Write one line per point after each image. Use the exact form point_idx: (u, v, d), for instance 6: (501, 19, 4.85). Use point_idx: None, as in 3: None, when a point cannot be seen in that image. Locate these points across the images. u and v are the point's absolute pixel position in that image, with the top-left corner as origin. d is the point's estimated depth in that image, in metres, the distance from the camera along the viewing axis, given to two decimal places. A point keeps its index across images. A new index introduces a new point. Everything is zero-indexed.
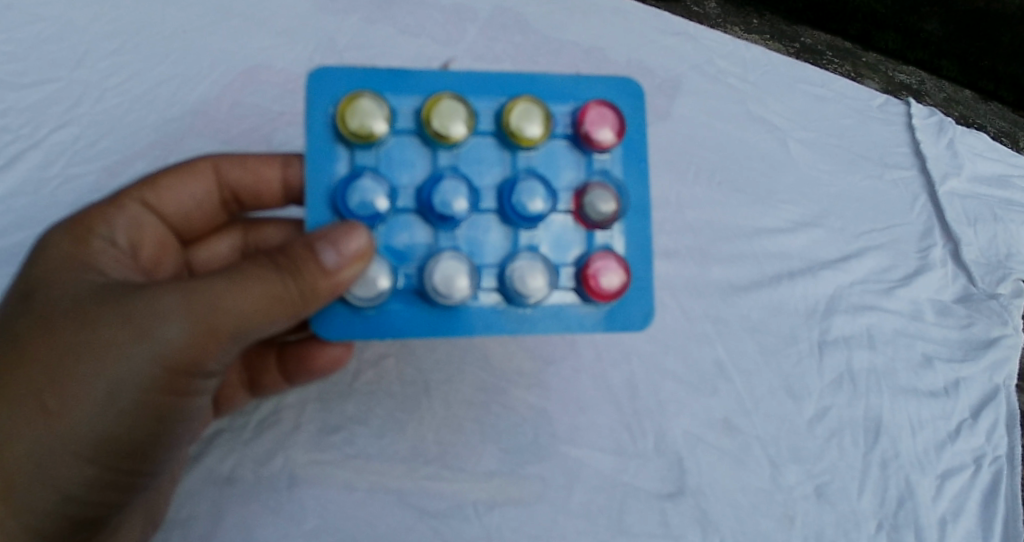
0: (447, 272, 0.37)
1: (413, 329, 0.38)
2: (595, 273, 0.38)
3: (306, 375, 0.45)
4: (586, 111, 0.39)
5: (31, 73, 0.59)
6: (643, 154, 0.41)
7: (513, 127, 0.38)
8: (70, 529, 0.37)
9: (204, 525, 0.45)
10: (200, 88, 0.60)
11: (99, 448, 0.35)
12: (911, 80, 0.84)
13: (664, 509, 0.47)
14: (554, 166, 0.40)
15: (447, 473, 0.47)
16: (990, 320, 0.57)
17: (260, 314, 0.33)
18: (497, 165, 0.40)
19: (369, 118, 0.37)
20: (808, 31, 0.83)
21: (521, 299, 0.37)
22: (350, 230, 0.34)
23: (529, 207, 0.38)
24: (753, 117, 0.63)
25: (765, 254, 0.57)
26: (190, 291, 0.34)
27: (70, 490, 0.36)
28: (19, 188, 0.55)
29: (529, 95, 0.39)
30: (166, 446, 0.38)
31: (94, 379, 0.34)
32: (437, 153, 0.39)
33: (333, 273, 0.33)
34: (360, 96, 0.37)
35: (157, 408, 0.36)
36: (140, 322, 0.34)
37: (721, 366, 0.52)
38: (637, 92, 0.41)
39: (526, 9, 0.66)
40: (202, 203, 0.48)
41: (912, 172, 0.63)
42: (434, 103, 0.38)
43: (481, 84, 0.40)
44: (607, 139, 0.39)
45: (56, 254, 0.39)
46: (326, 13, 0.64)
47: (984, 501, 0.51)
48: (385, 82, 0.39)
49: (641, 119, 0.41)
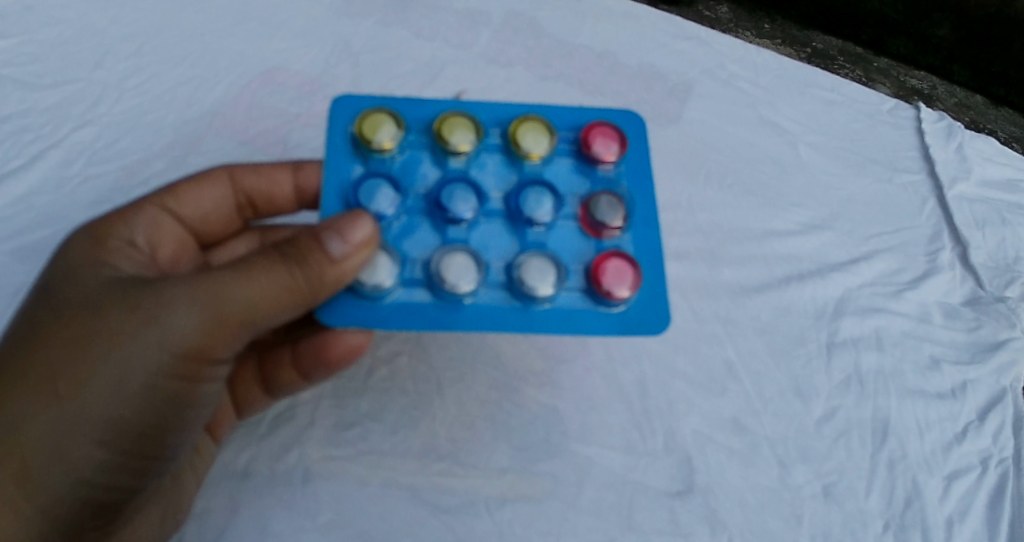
0: (455, 264, 0.38)
1: (419, 320, 0.39)
2: (603, 270, 0.39)
3: (320, 372, 0.46)
4: (588, 129, 0.43)
5: (52, 75, 0.60)
6: (647, 169, 0.44)
7: (520, 140, 0.42)
8: (84, 513, 0.38)
9: (220, 518, 0.45)
10: (218, 90, 0.61)
11: (110, 430, 0.36)
12: (923, 84, 0.85)
13: (673, 507, 0.47)
14: (557, 179, 0.44)
15: (459, 470, 0.47)
16: (998, 323, 0.57)
17: (271, 302, 0.35)
18: (503, 177, 0.44)
19: (384, 130, 0.41)
20: (820, 36, 0.86)
21: (530, 293, 0.39)
22: (355, 218, 0.36)
23: (532, 209, 0.41)
24: (764, 120, 0.65)
25: (775, 256, 0.58)
26: (204, 282, 0.35)
27: (84, 473, 0.37)
28: (39, 187, 0.55)
29: (533, 114, 0.43)
30: (177, 430, 0.39)
31: (106, 364, 0.35)
32: (446, 167, 0.43)
33: (340, 262, 0.35)
34: (379, 113, 0.42)
35: (166, 393, 0.37)
36: (154, 311, 0.35)
37: (730, 367, 0.53)
38: (638, 114, 0.45)
39: (539, 13, 0.68)
40: (220, 206, 0.49)
41: (921, 176, 0.64)
42: (445, 120, 0.42)
43: (490, 109, 0.44)
44: (609, 152, 0.43)
45: (74, 250, 0.41)
46: (345, 17, 0.66)
47: (990, 501, 0.50)
48: (400, 102, 0.44)
49: (644, 140, 0.45)
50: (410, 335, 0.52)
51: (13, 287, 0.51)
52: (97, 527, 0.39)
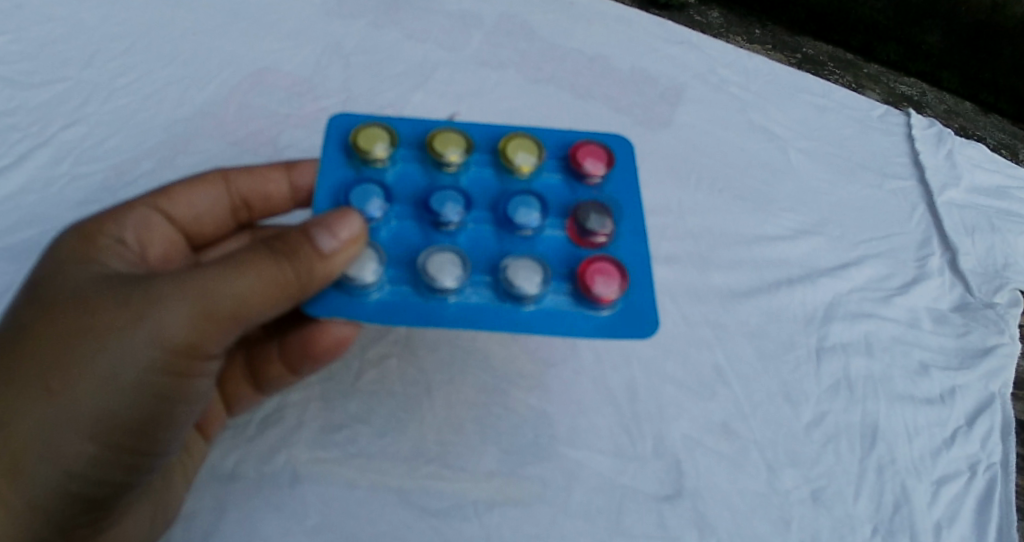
0: (441, 262, 0.39)
1: (404, 316, 0.39)
2: (590, 273, 0.40)
3: (309, 364, 0.47)
4: (577, 146, 0.44)
5: (41, 74, 0.60)
6: (634, 185, 0.44)
7: (509, 154, 0.43)
8: (74, 508, 0.38)
9: (206, 521, 0.45)
10: (208, 89, 0.61)
11: (100, 424, 0.36)
12: (912, 91, 0.86)
13: (661, 510, 0.47)
14: (546, 192, 0.45)
15: (448, 473, 0.47)
16: (987, 329, 0.57)
17: (261, 297, 0.36)
18: (492, 188, 0.44)
19: (377, 141, 0.42)
20: (810, 42, 0.88)
21: (516, 293, 0.39)
22: (343, 215, 0.37)
23: (520, 215, 0.41)
24: (755, 125, 0.65)
25: (764, 260, 0.58)
26: (194, 278, 0.36)
27: (74, 467, 0.36)
28: (27, 185, 0.55)
29: (522, 131, 0.45)
30: (169, 426, 0.39)
31: (96, 359, 0.35)
32: (436, 177, 0.44)
33: (328, 257, 0.36)
34: (373, 126, 0.43)
35: (156, 388, 0.37)
36: (144, 306, 0.35)
37: (719, 371, 0.53)
38: (627, 138, 0.46)
39: (531, 16, 0.69)
40: (214, 208, 0.49)
41: (911, 182, 0.65)
42: (437, 134, 0.43)
43: (482, 127, 0.45)
44: (595, 167, 0.44)
45: (63, 248, 0.40)
46: (338, 19, 0.66)
47: (979, 506, 0.50)
48: (393, 118, 0.45)
49: (632, 160, 0.45)
50: (400, 337, 0.52)
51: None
52: (87, 523, 0.39)
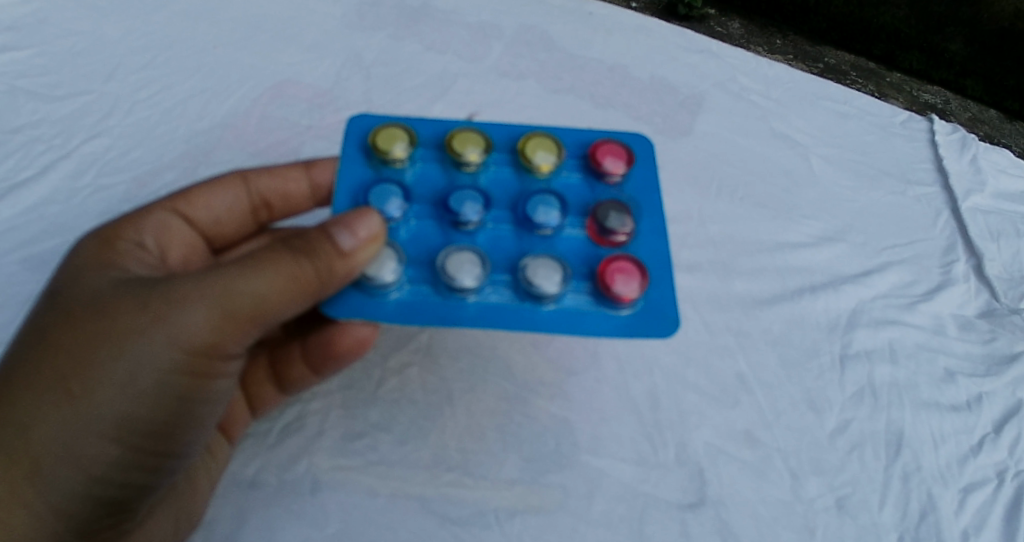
0: (459, 262, 0.39)
1: (423, 315, 0.39)
2: (610, 272, 0.40)
3: (326, 364, 0.47)
4: (597, 146, 0.45)
5: (63, 87, 0.62)
6: (654, 184, 0.45)
7: (528, 152, 0.44)
8: (96, 511, 0.38)
9: (227, 527, 0.45)
10: (230, 101, 0.62)
11: (122, 427, 0.37)
12: (935, 99, 0.91)
13: (684, 519, 0.47)
14: (565, 191, 0.45)
15: (469, 481, 0.47)
16: (1013, 335, 0.56)
17: (280, 296, 0.37)
18: (512, 188, 0.45)
19: (395, 141, 0.43)
20: (832, 52, 0.92)
21: (536, 294, 0.39)
22: (363, 214, 0.38)
23: (539, 215, 0.42)
24: (774, 132, 0.65)
25: (787, 268, 0.57)
26: (212, 279, 0.36)
27: (95, 470, 0.37)
28: (50, 197, 0.56)
29: (541, 130, 0.45)
30: (191, 428, 0.40)
31: (117, 362, 0.36)
32: (455, 177, 0.44)
33: (349, 255, 0.37)
34: (392, 126, 0.44)
35: (176, 391, 0.37)
36: (162, 308, 0.36)
37: (742, 379, 0.52)
38: (646, 136, 0.46)
39: (550, 27, 0.70)
40: (233, 210, 0.50)
41: (934, 189, 0.64)
42: (457, 135, 0.44)
43: (501, 126, 0.46)
44: (615, 166, 0.44)
45: (84, 252, 0.41)
46: (360, 31, 0.67)
47: (1008, 514, 0.49)
48: (413, 118, 0.46)
49: (652, 156, 0.46)
50: (420, 345, 0.52)
51: (20, 296, 0.51)
52: (109, 526, 0.40)
